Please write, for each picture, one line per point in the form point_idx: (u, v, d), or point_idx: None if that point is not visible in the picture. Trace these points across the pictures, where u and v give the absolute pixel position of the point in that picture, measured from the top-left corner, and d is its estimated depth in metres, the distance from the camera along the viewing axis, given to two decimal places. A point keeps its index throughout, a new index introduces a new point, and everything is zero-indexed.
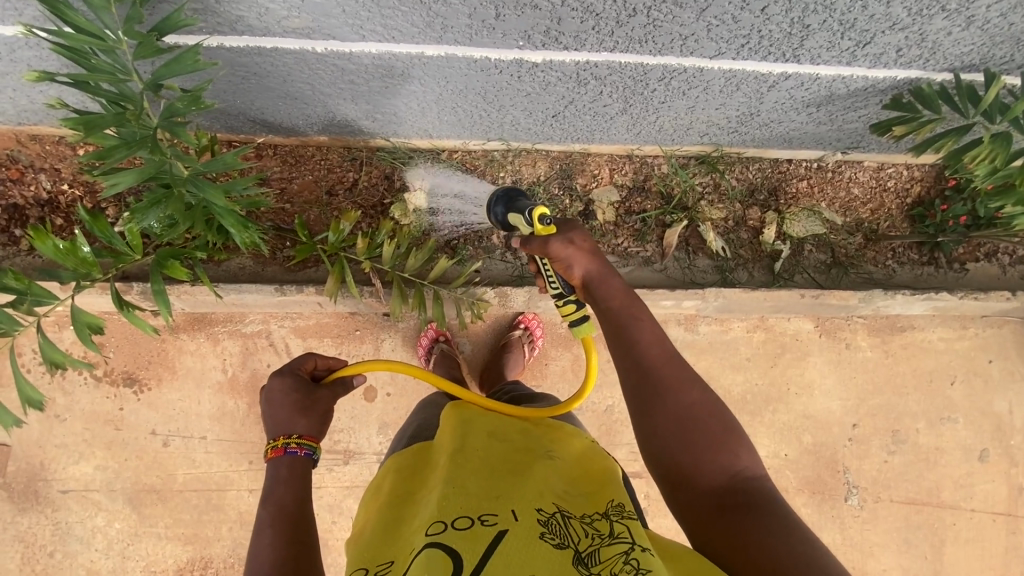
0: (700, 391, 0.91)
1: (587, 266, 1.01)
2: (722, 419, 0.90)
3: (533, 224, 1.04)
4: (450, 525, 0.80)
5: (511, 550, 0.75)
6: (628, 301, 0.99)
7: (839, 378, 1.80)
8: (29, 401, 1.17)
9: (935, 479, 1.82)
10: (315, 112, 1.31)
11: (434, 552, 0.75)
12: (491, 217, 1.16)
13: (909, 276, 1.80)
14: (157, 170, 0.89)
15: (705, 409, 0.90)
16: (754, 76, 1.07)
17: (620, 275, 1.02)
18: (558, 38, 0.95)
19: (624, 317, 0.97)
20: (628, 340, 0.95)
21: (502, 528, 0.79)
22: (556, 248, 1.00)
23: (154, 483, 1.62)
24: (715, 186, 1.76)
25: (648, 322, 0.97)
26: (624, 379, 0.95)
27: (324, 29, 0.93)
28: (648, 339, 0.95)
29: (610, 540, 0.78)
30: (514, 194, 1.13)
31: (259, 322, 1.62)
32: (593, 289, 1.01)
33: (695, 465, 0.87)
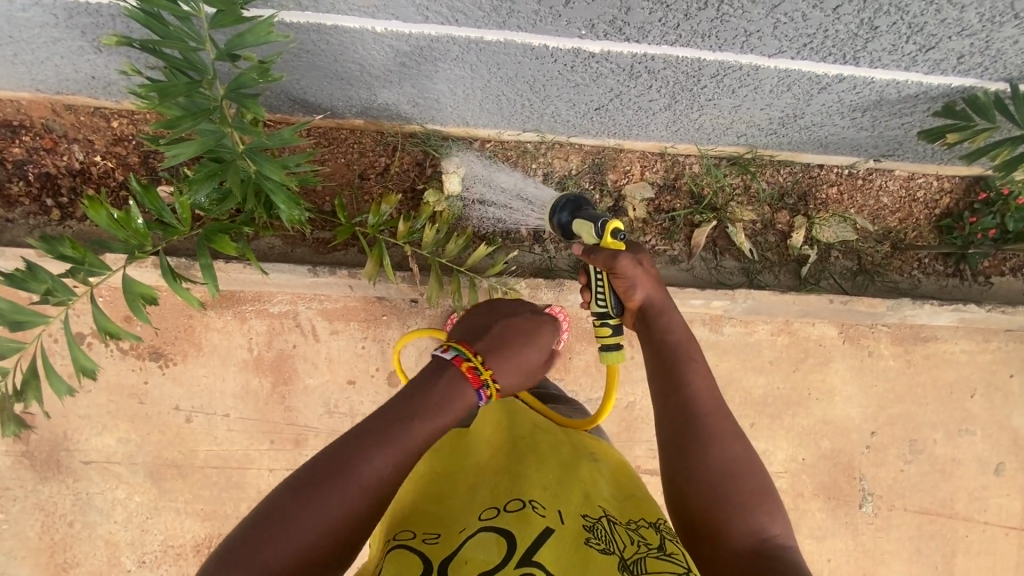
0: (743, 446, 0.92)
1: (649, 291, 1.06)
2: (758, 479, 0.90)
3: (604, 234, 1.06)
4: (502, 510, 0.78)
5: (565, 550, 0.73)
6: (685, 340, 1.03)
7: (861, 385, 1.80)
8: (84, 370, 1.19)
9: (949, 490, 1.83)
10: (357, 94, 1.30)
11: (483, 538, 0.73)
12: (553, 220, 1.20)
13: (934, 286, 1.81)
14: (215, 142, 0.89)
15: (744, 465, 0.91)
16: (809, 76, 1.07)
17: (677, 312, 1.07)
18: (622, 29, 0.95)
19: (678, 355, 1.00)
20: (674, 380, 0.97)
21: (549, 525, 0.75)
22: (625, 263, 1.03)
23: (176, 458, 1.63)
24: (746, 188, 1.75)
25: (701, 364, 1.00)
26: (663, 417, 0.97)
27: (390, 8, 0.93)
28: (698, 382, 0.97)
29: (658, 553, 0.74)
30: (575, 198, 1.18)
31: (287, 302, 1.61)
32: (649, 314, 1.06)
33: (726, 525, 0.86)
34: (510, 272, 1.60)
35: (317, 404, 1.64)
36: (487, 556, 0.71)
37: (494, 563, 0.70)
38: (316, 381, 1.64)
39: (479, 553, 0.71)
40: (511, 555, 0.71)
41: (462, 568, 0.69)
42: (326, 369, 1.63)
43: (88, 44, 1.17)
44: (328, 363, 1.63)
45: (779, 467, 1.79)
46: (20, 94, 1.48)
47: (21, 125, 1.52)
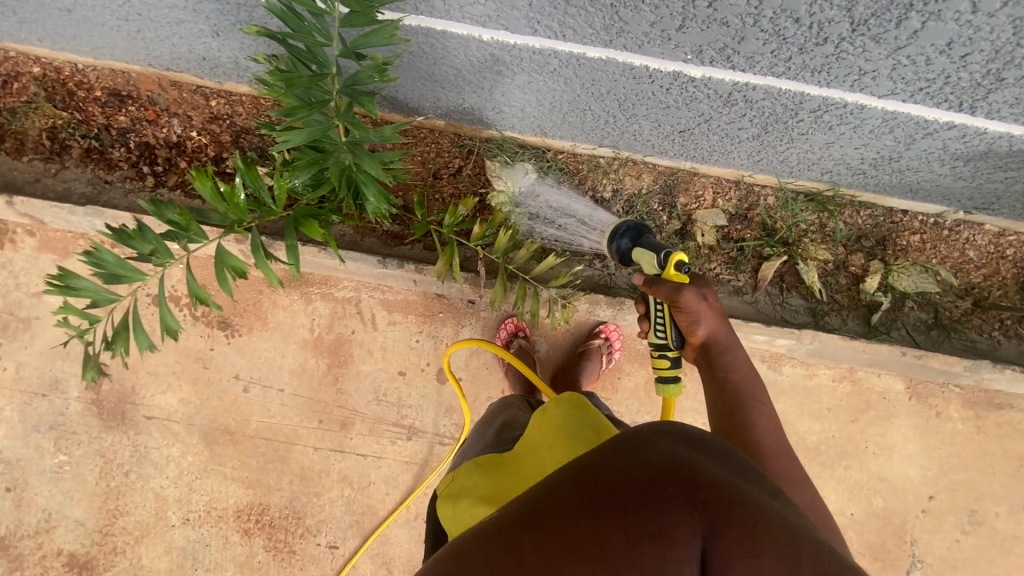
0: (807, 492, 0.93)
1: (712, 326, 1.02)
2: (823, 525, 0.92)
3: (667, 266, 1.02)
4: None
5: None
6: (750, 379, 1.03)
7: (923, 446, 1.71)
8: (168, 329, 1.26)
9: (1009, 570, 1.71)
10: (447, 96, 1.33)
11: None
12: (611, 246, 1.15)
13: (1015, 351, 1.70)
14: (322, 133, 0.93)
15: (811, 511, 0.92)
16: (916, 121, 1.03)
17: (740, 348, 1.05)
18: (730, 57, 0.94)
19: (745, 396, 1.00)
20: (740, 422, 0.97)
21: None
22: (689, 298, 0.99)
23: (230, 424, 1.71)
24: (821, 226, 1.70)
25: (766, 405, 1.00)
26: None
27: (501, 19, 0.95)
28: (765, 425, 0.98)
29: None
30: (632, 224, 1.13)
31: (351, 289, 1.66)
32: (711, 349, 1.03)
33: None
34: (571, 285, 1.61)
35: (368, 390, 1.68)
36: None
37: None
38: (368, 368, 1.68)
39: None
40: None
41: None
42: (380, 357, 1.68)
43: (207, 28, 1.25)
44: (382, 352, 1.67)
45: None
46: (133, 67, 1.59)
47: (130, 96, 1.63)
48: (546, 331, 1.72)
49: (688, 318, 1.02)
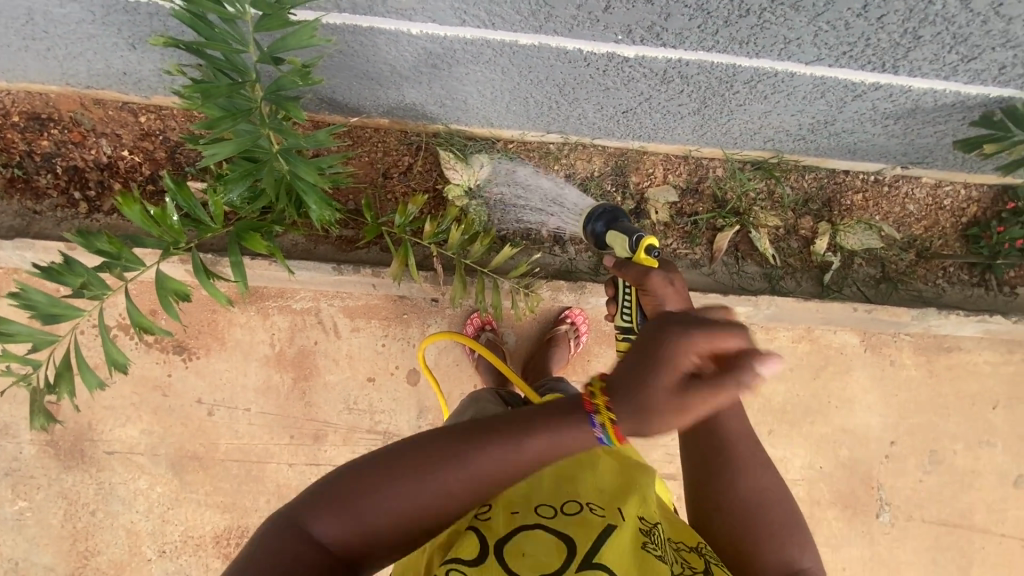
0: (772, 476, 0.92)
1: (679, 310, 1.00)
2: (787, 509, 0.90)
3: (638, 250, 1.06)
4: (559, 511, 0.81)
5: (623, 550, 0.76)
6: None
7: (881, 394, 1.78)
8: (116, 363, 1.21)
9: (968, 501, 1.82)
10: (385, 94, 1.31)
11: (540, 535, 0.77)
12: (588, 229, 1.25)
13: (959, 296, 1.80)
14: (251, 143, 0.90)
15: (773, 496, 0.90)
16: (844, 84, 1.06)
17: None
18: (659, 34, 0.94)
19: None
20: (704, 410, 0.94)
21: (608, 523, 0.78)
22: (657, 281, 0.98)
23: (198, 450, 1.66)
24: (769, 193, 1.75)
25: None
26: (691, 445, 0.95)
27: (427, 11, 0.93)
28: (730, 411, 0.94)
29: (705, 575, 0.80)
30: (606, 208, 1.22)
31: (310, 299, 1.62)
32: None
33: (757, 553, 0.86)
34: (533, 273, 1.63)
35: (338, 400, 1.66)
36: (549, 559, 0.74)
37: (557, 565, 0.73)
38: (336, 378, 1.65)
39: (537, 547, 0.75)
40: (571, 558, 0.73)
41: (524, 560, 0.73)
42: (347, 365, 1.65)
43: (123, 41, 1.19)
44: (349, 360, 1.65)
45: (796, 474, 1.78)
46: (50, 87, 1.50)
47: (50, 119, 1.54)
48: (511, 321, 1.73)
49: (653, 301, 1.03)
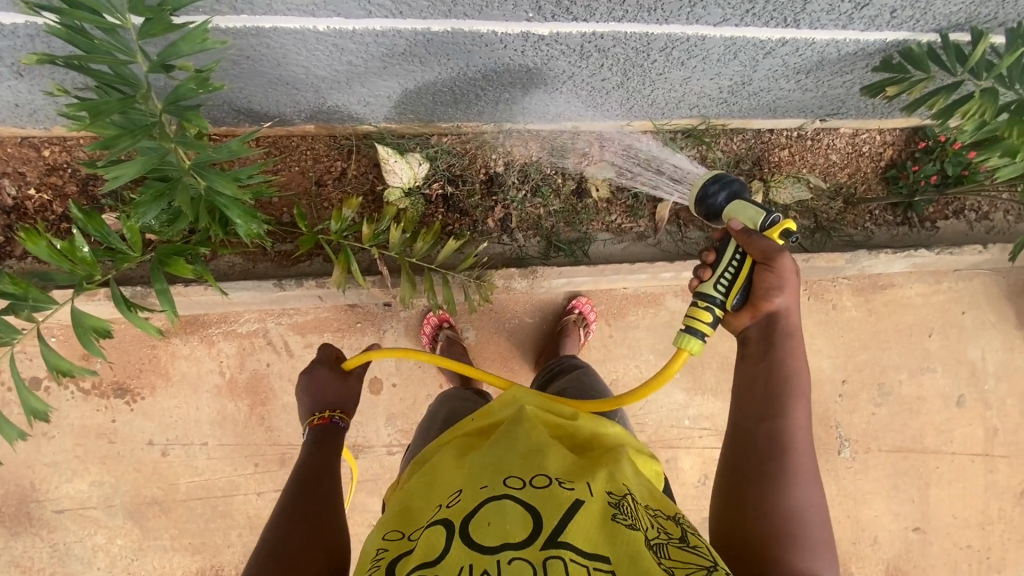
0: (818, 492, 0.96)
1: (787, 309, 1.05)
2: (823, 526, 0.95)
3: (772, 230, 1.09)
4: (529, 483, 0.79)
5: (590, 521, 0.73)
6: (797, 376, 1.04)
7: (828, 338, 1.87)
8: (35, 412, 1.12)
9: (918, 426, 1.94)
10: (306, 97, 1.26)
11: (508, 506, 0.75)
12: (705, 199, 1.22)
13: (886, 236, 1.91)
14: (160, 160, 0.85)
15: (813, 509, 0.95)
16: (753, 43, 1.09)
17: (800, 346, 1.06)
18: (568, 8, 0.94)
19: (786, 390, 1.02)
20: (774, 411, 1.01)
21: (578, 497, 0.75)
22: (784, 261, 1.04)
23: (156, 494, 1.57)
24: (701, 158, 1.82)
25: (804, 405, 1.02)
26: (750, 439, 1.00)
27: (329, 5, 0.90)
28: (798, 421, 1.00)
29: (679, 543, 0.78)
30: (737, 182, 1.20)
31: (255, 321, 1.56)
32: (770, 334, 1.05)
33: (789, 556, 0.90)
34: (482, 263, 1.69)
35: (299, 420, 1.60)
36: (515, 526, 0.72)
37: (523, 537, 0.71)
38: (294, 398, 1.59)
39: (503, 517, 0.74)
40: (537, 536, 0.72)
41: (488, 529, 0.73)
42: None
43: (5, 69, 1.10)
44: None
45: None
46: None
47: None
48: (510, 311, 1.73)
49: (773, 283, 1.04)
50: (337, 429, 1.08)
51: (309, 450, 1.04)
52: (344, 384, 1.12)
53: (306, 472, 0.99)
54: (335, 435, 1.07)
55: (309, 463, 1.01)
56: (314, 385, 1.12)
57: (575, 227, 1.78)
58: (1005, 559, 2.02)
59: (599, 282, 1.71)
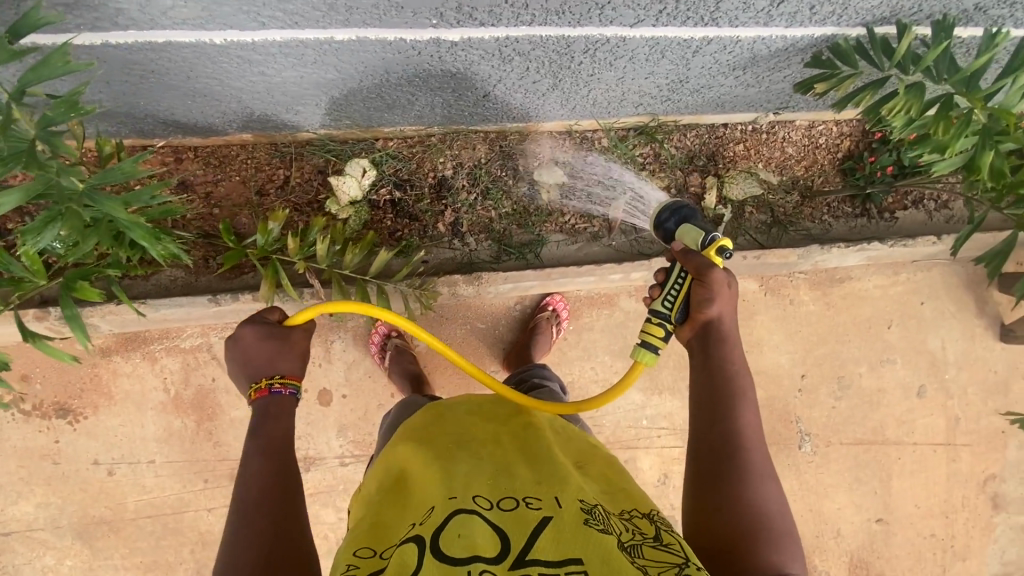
0: (775, 488, 0.95)
1: (723, 312, 1.03)
2: (786, 521, 0.93)
3: (708, 248, 1.04)
4: (496, 504, 0.82)
5: (559, 534, 0.76)
6: (740, 374, 1.02)
7: (786, 333, 1.86)
8: None
9: (879, 418, 1.94)
10: (230, 108, 1.23)
11: (477, 523, 0.78)
12: (657, 227, 1.16)
13: (844, 228, 1.88)
14: (45, 186, 0.82)
15: (774, 506, 0.93)
16: (677, 42, 1.07)
17: (739, 345, 1.05)
18: (472, 14, 0.91)
19: (732, 389, 1.00)
20: (721, 412, 0.99)
21: (545, 515, 0.79)
22: (715, 276, 1.00)
23: (104, 514, 1.55)
24: (655, 155, 1.78)
25: (752, 402, 1.01)
26: (701, 445, 0.98)
27: (218, 18, 0.85)
28: (747, 419, 0.99)
29: (652, 542, 0.80)
30: (686, 206, 1.14)
31: (198, 335, 1.54)
32: (710, 337, 1.04)
33: (755, 558, 0.88)
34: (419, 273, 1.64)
35: None
36: (484, 542, 0.75)
37: (494, 554, 0.74)
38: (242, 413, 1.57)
39: (472, 532, 0.76)
40: (506, 551, 0.74)
41: (458, 542, 0.75)
42: None
43: None
44: None
45: None
46: None
47: None
48: (480, 311, 1.74)
49: (703, 295, 1.02)
50: (286, 398, 1.01)
51: (252, 454, 0.92)
52: (286, 343, 1.04)
53: (252, 485, 0.89)
54: (284, 407, 1.00)
55: (254, 469, 0.90)
56: (246, 351, 1.03)
57: (528, 229, 1.73)
58: (969, 546, 2.03)
59: (549, 285, 1.70)
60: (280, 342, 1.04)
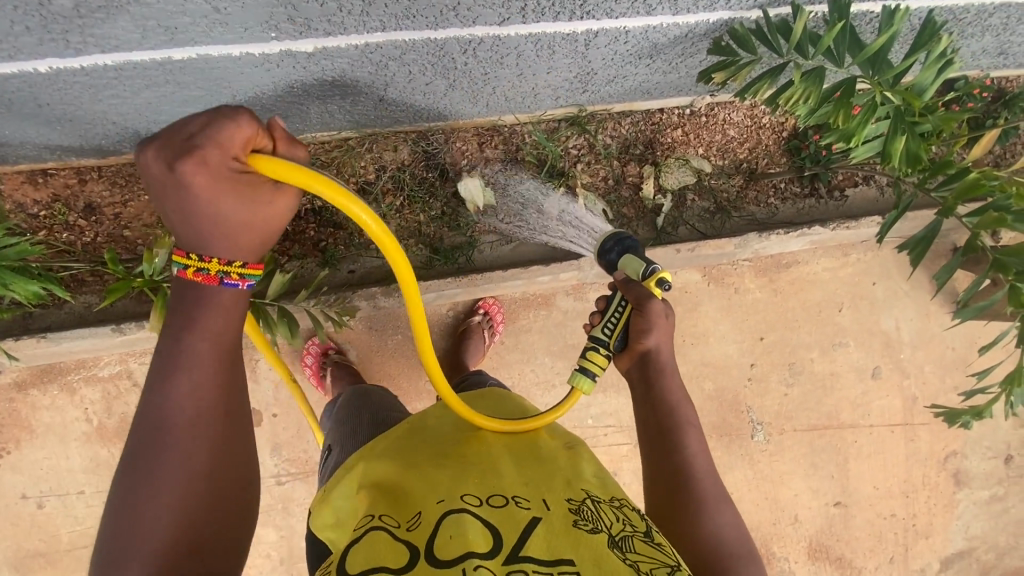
0: (734, 517, 0.92)
1: (659, 337, 0.98)
2: (747, 548, 0.91)
3: (648, 279, 1.00)
4: (486, 502, 0.78)
5: (548, 533, 0.73)
6: (683, 403, 0.99)
7: (732, 322, 1.82)
8: None
9: (833, 403, 1.90)
10: (108, 130, 1.16)
11: (468, 519, 0.74)
12: (600, 255, 1.12)
13: (791, 211, 1.79)
14: None
15: (734, 534, 0.91)
16: (560, 37, 1.02)
17: (678, 371, 1.01)
18: (309, 25, 0.88)
19: (677, 420, 0.97)
20: (668, 446, 0.95)
21: (536, 515, 0.76)
22: (653, 307, 0.96)
23: (39, 547, 1.53)
24: (589, 146, 1.69)
25: (699, 431, 0.97)
26: (653, 481, 0.95)
27: (24, 48, 0.84)
28: (697, 449, 0.95)
29: (644, 536, 0.77)
30: (630, 237, 1.09)
31: (117, 363, 1.50)
32: (650, 368, 0.99)
33: None
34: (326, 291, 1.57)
35: None
36: (476, 541, 0.71)
37: (486, 551, 0.70)
38: None
39: (464, 529, 0.72)
40: (499, 551, 0.70)
41: (451, 541, 0.70)
42: None
43: None
44: None
45: None
46: None
47: None
48: None
49: (641, 324, 0.97)
50: (237, 292, 0.77)
51: (187, 364, 0.74)
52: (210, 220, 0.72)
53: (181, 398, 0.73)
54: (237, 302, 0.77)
55: (192, 381, 0.74)
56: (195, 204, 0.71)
57: (459, 231, 1.65)
58: (933, 525, 2.00)
59: (476, 291, 1.66)
60: (258, 211, 0.74)
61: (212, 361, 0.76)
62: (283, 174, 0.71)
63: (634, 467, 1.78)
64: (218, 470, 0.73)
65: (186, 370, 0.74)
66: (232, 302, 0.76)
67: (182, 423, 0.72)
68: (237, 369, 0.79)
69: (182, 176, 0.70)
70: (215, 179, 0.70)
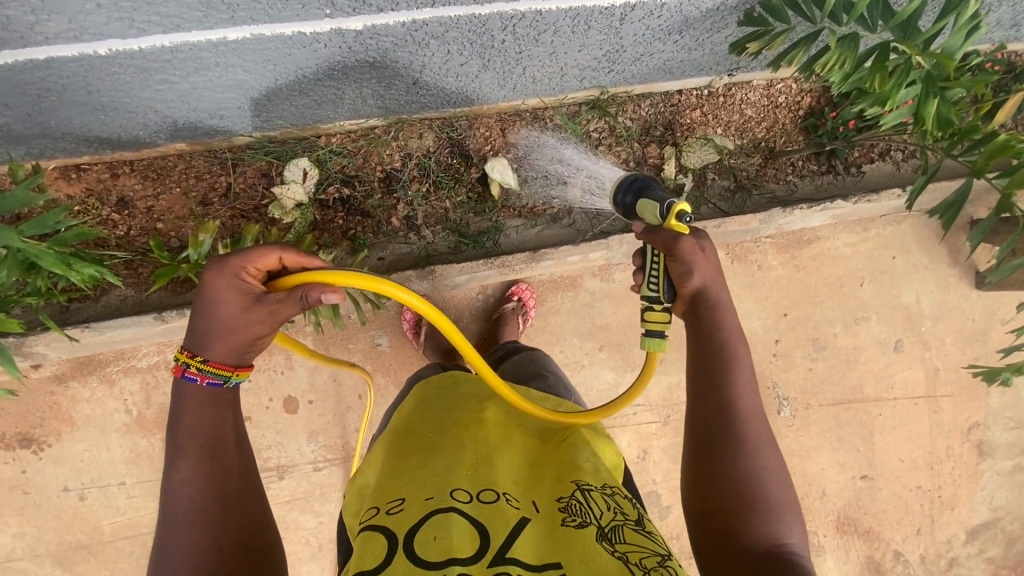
0: (772, 456, 0.92)
1: (706, 277, 0.98)
2: (783, 489, 0.91)
3: (668, 218, 0.97)
4: (475, 496, 0.79)
5: (533, 539, 0.75)
6: (734, 340, 0.99)
7: (756, 299, 1.84)
8: None
9: (857, 376, 1.92)
10: (148, 119, 1.17)
11: (455, 517, 0.75)
12: (617, 205, 1.08)
13: (810, 187, 1.81)
14: None
15: (770, 471, 0.91)
16: (598, 10, 1.06)
17: (733, 310, 1.00)
18: (365, 1, 0.91)
19: (724, 357, 0.97)
20: (712, 382, 0.97)
21: (524, 515, 0.78)
22: (687, 245, 0.95)
23: (81, 539, 1.54)
24: (610, 129, 1.71)
25: (748, 369, 0.97)
26: (696, 414, 0.98)
27: (89, 28, 0.88)
28: (743, 386, 0.96)
29: (634, 525, 0.79)
30: (641, 178, 1.05)
31: (154, 353, 1.52)
32: (700, 305, 0.99)
33: (746, 519, 0.87)
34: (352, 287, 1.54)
35: None
36: (462, 543, 0.72)
37: (471, 551, 0.71)
38: None
39: (449, 531, 0.72)
40: (483, 550, 0.72)
41: (433, 542, 0.71)
42: None
43: None
44: None
45: None
46: None
47: None
48: (445, 304, 1.74)
49: (680, 269, 0.97)
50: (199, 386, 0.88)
51: (176, 459, 0.84)
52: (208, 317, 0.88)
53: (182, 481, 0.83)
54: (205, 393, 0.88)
55: (185, 469, 0.84)
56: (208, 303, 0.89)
57: (485, 216, 1.67)
58: (958, 496, 2.02)
59: (507, 274, 1.69)
60: (240, 313, 0.88)
61: (196, 441, 0.86)
62: (299, 280, 0.90)
63: (664, 445, 1.79)
64: (225, 526, 0.81)
65: (176, 464, 0.84)
66: (200, 394, 0.88)
67: (183, 510, 0.81)
68: (223, 450, 0.87)
69: (205, 274, 0.89)
70: (228, 282, 0.89)
